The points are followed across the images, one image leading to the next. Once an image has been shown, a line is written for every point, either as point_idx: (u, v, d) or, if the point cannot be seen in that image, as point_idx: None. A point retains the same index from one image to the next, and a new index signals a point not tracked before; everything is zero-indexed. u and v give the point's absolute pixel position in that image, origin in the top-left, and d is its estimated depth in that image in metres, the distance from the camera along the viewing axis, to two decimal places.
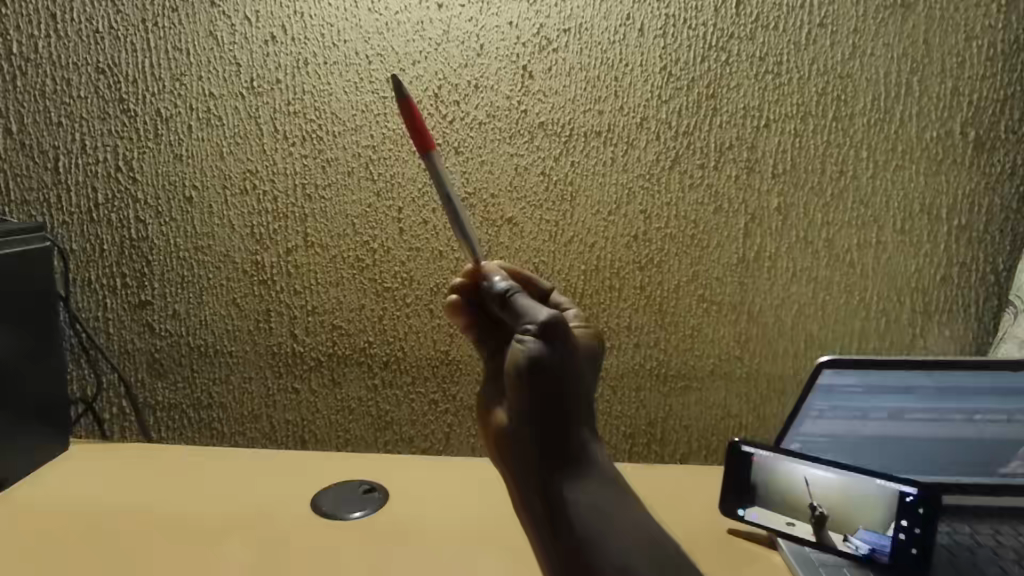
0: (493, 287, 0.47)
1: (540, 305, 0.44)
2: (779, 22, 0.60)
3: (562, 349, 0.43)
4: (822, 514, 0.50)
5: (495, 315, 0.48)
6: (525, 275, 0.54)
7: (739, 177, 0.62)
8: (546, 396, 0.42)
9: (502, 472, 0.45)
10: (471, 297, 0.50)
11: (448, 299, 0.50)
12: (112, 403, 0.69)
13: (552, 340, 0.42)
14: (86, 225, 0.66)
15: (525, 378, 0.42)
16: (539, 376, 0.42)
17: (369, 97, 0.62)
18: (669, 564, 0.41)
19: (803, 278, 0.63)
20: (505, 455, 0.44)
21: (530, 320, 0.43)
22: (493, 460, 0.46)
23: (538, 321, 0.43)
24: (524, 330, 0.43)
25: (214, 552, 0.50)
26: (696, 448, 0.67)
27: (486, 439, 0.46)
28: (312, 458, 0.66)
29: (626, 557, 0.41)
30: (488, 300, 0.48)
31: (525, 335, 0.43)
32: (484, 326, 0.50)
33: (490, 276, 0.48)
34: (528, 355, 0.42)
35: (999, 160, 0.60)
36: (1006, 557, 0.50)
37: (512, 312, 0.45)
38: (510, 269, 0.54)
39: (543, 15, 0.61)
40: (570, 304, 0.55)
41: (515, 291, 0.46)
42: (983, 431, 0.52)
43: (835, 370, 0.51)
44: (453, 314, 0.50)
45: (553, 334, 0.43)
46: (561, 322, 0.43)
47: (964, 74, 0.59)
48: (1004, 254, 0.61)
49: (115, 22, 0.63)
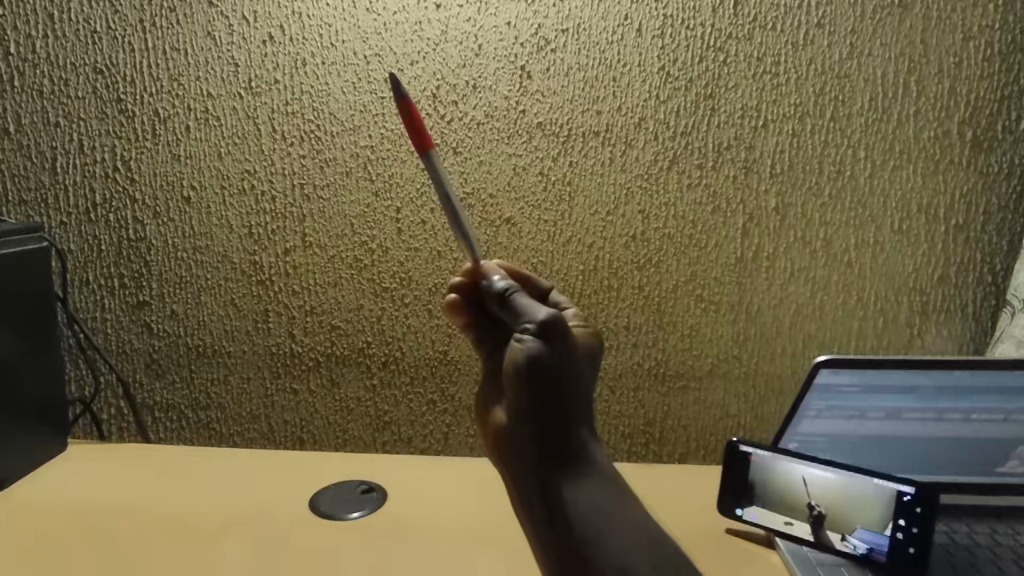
0: (492, 287, 0.47)
1: (539, 304, 0.44)
2: (777, 23, 0.60)
3: (561, 348, 0.43)
4: (820, 514, 0.50)
5: (495, 314, 0.48)
6: (524, 274, 0.54)
7: (738, 177, 0.62)
8: (545, 395, 0.43)
9: (501, 471, 0.45)
10: (471, 297, 0.50)
11: (447, 298, 0.50)
12: (110, 404, 0.69)
13: (551, 339, 0.43)
14: (84, 225, 0.66)
15: (524, 377, 0.42)
16: (538, 376, 0.42)
17: (367, 97, 0.62)
18: (669, 564, 0.42)
19: (801, 278, 0.63)
20: (504, 455, 0.44)
21: (529, 319, 0.43)
22: (492, 459, 0.46)
23: (538, 320, 0.43)
24: (524, 330, 0.43)
25: (214, 551, 0.50)
26: (695, 448, 0.67)
27: (486, 439, 0.46)
28: (311, 459, 0.66)
29: (627, 557, 0.41)
30: (487, 300, 0.48)
31: (525, 335, 0.43)
32: (483, 325, 0.50)
33: (490, 276, 0.48)
34: (528, 354, 0.42)
35: (996, 160, 0.60)
36: (1003, 557, 0.50)
37: (511, 311, 0.45)
38: (509, 269, 0.54)
39: (542, 15, 0.61)
40: (569, 304, 0.55)
41: (515, 291, 0.46)
42: (981, 431, 0.52)
43: (833, 370, 0.51)
44: (452, 313, 0.50)
45: (552, 334, 0.43)
46: (560, 322, 0.43)
47: (962, 75, 0.59)
48: (1001, 254, 0.61)
49: (113, 22, 0.63)
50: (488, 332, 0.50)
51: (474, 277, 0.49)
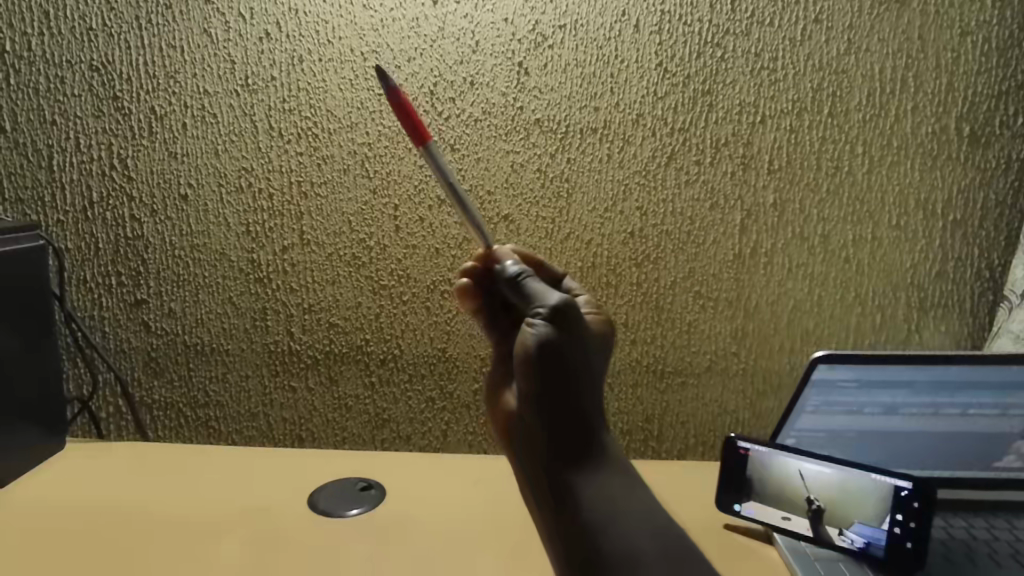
0: (504, 271, 0.47)
1: (552, 290, 0.44)
2: (774, 19, 0.60)
3: (571, 334, 0.43)
4: (817, 509, 0.50)
5: (507, 300, 0.49)
6: (536, 260, 0.55)
7: (735, 174, 0.62)
8: (557, 381, 0.42)
9: (513, 459, 0.46)
10: (481, 283, 0.51)
11: (458, 282, 0.51)
12: (108, 403, 0.69)
13: (561, 324, 0.42)
14: (81, 223, 0.66)
15: (533, 361, 0.42)
16: (548, 360, 0.42)
17: (364, 94, 0.62)
18: (675, 549, 0.41)
19: (799, 274, 0.63)
20: (518, 440, 0.45)
21: (540, 303, 0.43)
22: (505, 446, 0.47)
23: (549, 305, 0.43)
24: (535, 314, 0.43)
25: (214, 550, 0.49)
26: (694, 443, 0.67)
27: (497, 423, 0.47)
28: (308, 457, 0.65)
29: (633, 542, 0.40)
30: (500, 284, 0.48)
31: (536, 319, 0.43)
32: (497, 312, 0.51)
33: (502, 261, 0.48)
34: (537, 338, 0.42)
35: (994, 155, 0.60)
36: (1000, 552, 0.50)
37: (523, 296, 0.45)
38: (522, 253, 0.54)
39: (538, 12, 0.61)
40: (581, 291, 0.55)
41: (527, 276, 0.46)
42: (978, 426, 0.52)
43: (831, 365, 0.51)
44: (463, 299, 0.51)
45: (563, 319, 0.42)
46: (572, 308, 0.43)
47: (958, 70, 0.59)
48: (999, 249, 0.61)
49: (109, 19, 0.63)
50: (498, 319, 0.51)
51: (486, 263, 0.50)
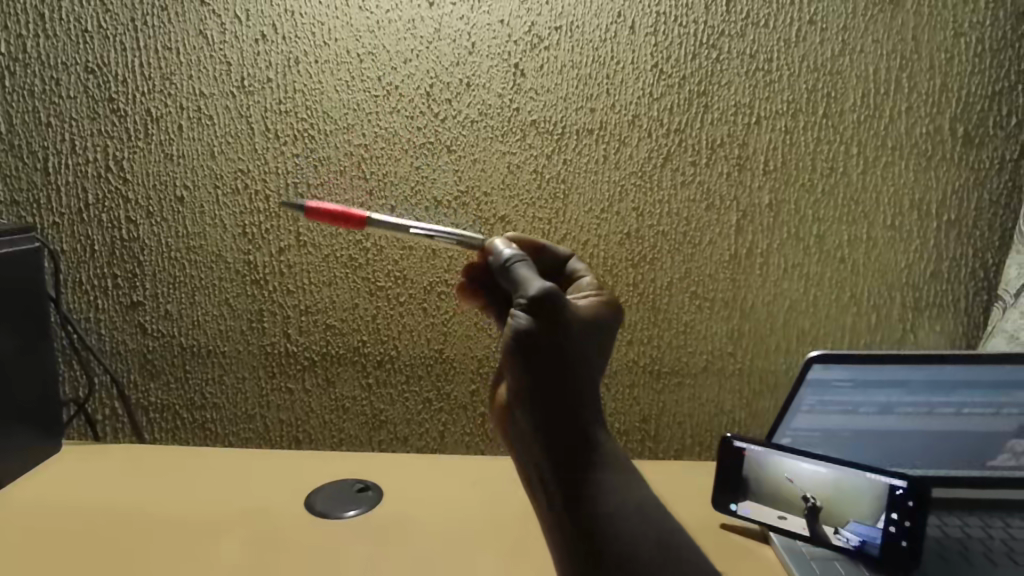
0: (498, 259, 0.48)
1: (538, 280, 0.45)
2: (769, 20, 0.60)
3: (553, 322, 0.43)
4: (813, 508, 0.50)
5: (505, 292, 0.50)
6: (542, 246, 0.54)
7: (731, 175, 0.62)
8: (542, 371, 0.42)
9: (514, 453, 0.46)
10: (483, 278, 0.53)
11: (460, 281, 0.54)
12: (104, 405, 0.69)
13: (541, 313, 0.43)
14: (77, 225, 0.66)
15: (515, 351, 0.43)
16: (528, 349, 0.42)
17: (360, 96, 0.62)
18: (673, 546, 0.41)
19: (794, 275, 0.63)
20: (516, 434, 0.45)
21: (521, 294, 0.44)
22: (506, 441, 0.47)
23: (529, 295, 0.44)
24: (517, 306, 0.44)
25: (213, 551, 0.49)
26: (691, 444, 0.67)
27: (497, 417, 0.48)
28: (305, 458, 0.65)
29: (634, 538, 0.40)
30: (495, 274, 0.49)
31: (517, 310, 0.44)
32: (499, 304, 0.52)
33: (495, 249, 0.49)
34: (516, 328, 0.43)
35: (988, 155, 0.60)
36: (995, 550, 0.50)
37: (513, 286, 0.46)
38: (523, 240, 0.54)
39: (534, 13, 0.61)
40: (586, 270, 0.53)
41: (517, 262, 0.47)
42: (972, 425, 0.53)
43: (826, 364, 0.51)
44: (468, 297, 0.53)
45: (543, 308, 0.43)
46: (552, 296, 0.43)
47: (952, 70, 0.59)
48: (993, 249, 0.61)
49: (104, 21, 0.63)
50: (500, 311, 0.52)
51: (485, 256, 0.51)
